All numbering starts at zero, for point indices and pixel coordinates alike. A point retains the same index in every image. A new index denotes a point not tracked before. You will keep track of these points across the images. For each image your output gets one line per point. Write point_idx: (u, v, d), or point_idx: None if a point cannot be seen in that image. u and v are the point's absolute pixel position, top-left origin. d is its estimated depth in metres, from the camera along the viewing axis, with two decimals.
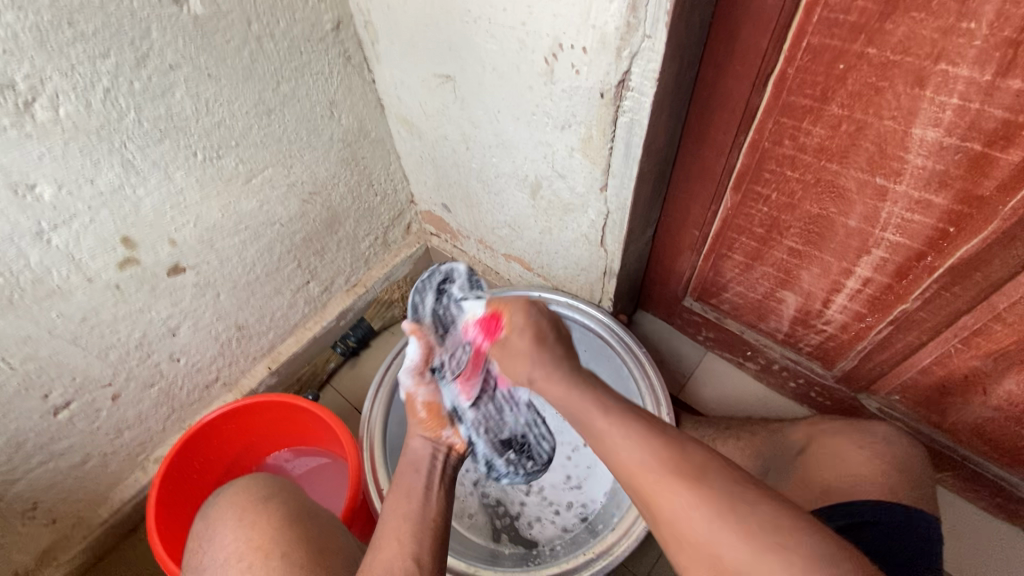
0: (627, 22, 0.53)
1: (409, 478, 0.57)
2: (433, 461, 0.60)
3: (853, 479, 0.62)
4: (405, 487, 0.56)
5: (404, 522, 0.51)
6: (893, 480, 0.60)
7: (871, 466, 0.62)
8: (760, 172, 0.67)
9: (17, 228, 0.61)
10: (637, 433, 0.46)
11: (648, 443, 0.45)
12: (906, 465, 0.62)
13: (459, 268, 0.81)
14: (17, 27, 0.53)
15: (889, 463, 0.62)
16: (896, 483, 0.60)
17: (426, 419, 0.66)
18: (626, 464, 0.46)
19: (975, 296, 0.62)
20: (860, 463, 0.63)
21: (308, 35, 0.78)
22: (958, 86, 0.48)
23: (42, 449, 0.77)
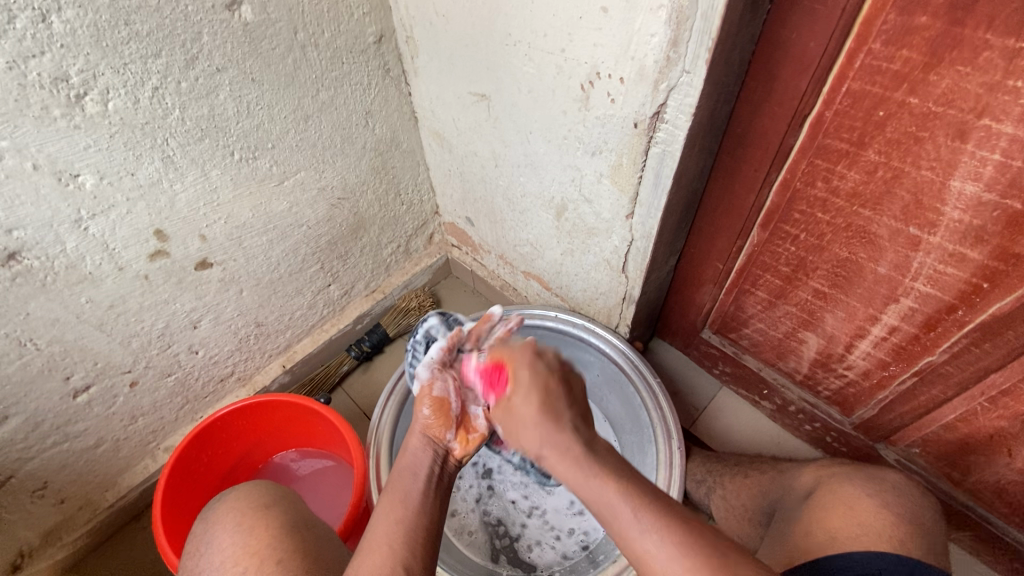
0: (667, 57, 0.53)
1: (403, 485, 0.50)
2: (433, 467, 0.54)
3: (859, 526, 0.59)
4: (400, 491, 0.50)
5: (395, 526, 0.46)
6: (907, 534, 0.58)
7: (882, 515, 0.59)
8: (789, 212, 0.67)
9: (58, 215, 0.63)
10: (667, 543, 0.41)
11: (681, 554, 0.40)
12: (920, 520, 0.60)
13: (433, 322, 0.77)
14: (75, 24, 0.55)
15: (901, 516, 0.60)
16: (909, 538, 0.57)
17: (431, 416, 0.59)
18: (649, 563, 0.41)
19: (1006, 355, 0.60)
20: (872, 511, 0.60)
21: (350, 46, 0.80)
22: (1001, 142, 0.47)
23: (58, 430, 0.78)
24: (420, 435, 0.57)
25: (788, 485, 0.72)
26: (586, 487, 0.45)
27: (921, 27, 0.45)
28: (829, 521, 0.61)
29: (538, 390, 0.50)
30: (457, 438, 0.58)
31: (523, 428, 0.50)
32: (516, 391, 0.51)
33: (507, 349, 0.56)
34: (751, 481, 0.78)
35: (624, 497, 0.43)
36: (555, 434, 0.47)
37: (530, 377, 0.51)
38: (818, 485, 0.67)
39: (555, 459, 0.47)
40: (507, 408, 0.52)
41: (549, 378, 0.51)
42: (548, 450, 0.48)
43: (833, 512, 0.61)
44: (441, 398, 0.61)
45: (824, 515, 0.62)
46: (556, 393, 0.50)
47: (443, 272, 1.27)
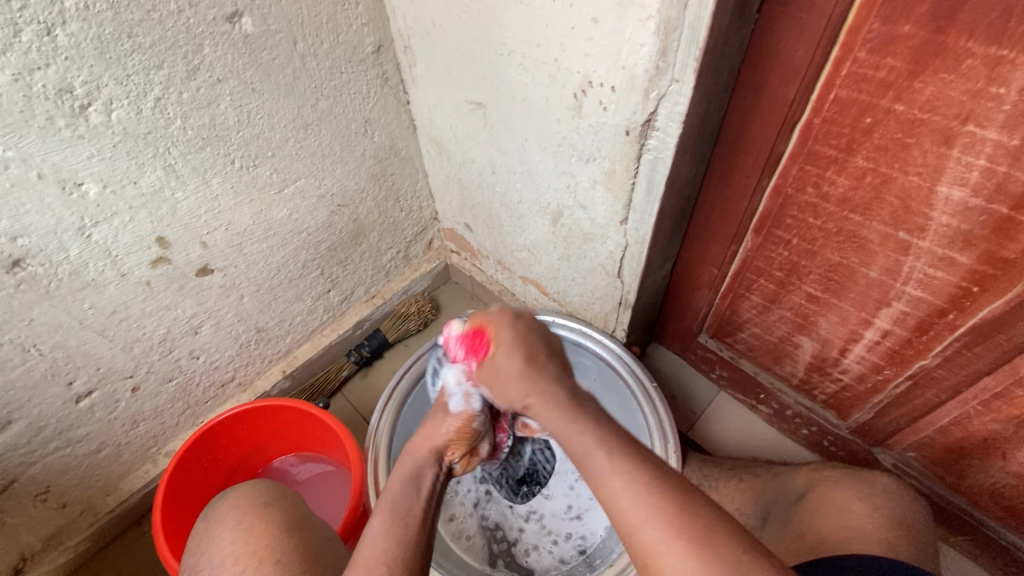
0: (656, 66, 0.54)
1: (404, 497, 0.50)
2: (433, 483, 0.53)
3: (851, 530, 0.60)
4: (399, 503, 0.49)
5: (388, 541, 0.46)
6: (895, 536, 0.58)
7: (872, 519, 0.60)
8: (782, 217, 0.67)
9: (61, 222, 0.65)
10: (634, 479, 0.41)
11: (648, 490, 0.41)
12: (908, 521, 0.60)
13: None
14: (80, 37, 0.56)
15: (890, 518, 0.60)
16: (896, 540, 0.58)
17: (455, 431, 0.55)
18: (617, 502, 0.41)
19: (997, 358, 0.60)
20: (863, 515, 0.61)
21: (349, 56, 0.81)
22: (986, 148, 0.48)
23: (61, 434, 0.79)
24: (434, 450, 0.54)
25: (782, 488, 0.73)
26: (565, 429, 0.47)
27: (904, 36, 0.46)
28: (820, 523, 0.63)
29: (519, 346, 0.54)
30: (463, 459, 0.57)
31: (506, 379, 0.53)
32: (499, 350, 0.55)
33: (485, 314, 0.59)
34: (745, 485, 0.78)
35: (602, 438, 0.45)
36: (539, 381, 0.51)
37: (512, 340, 0.55)
38: (811, 488, 0.68)
39: (539, 406, 0.50)
40: (492, 366, 0.55)
41: (530, 337, 0.55)
42: (535, 403, 0.50)
43: (823, 516, 0.63)
44: (476, 422, 0.57)
45: (816, 518, 0.64)
46: (537, 351, 0.54)
47: (442, 278, 1.28)
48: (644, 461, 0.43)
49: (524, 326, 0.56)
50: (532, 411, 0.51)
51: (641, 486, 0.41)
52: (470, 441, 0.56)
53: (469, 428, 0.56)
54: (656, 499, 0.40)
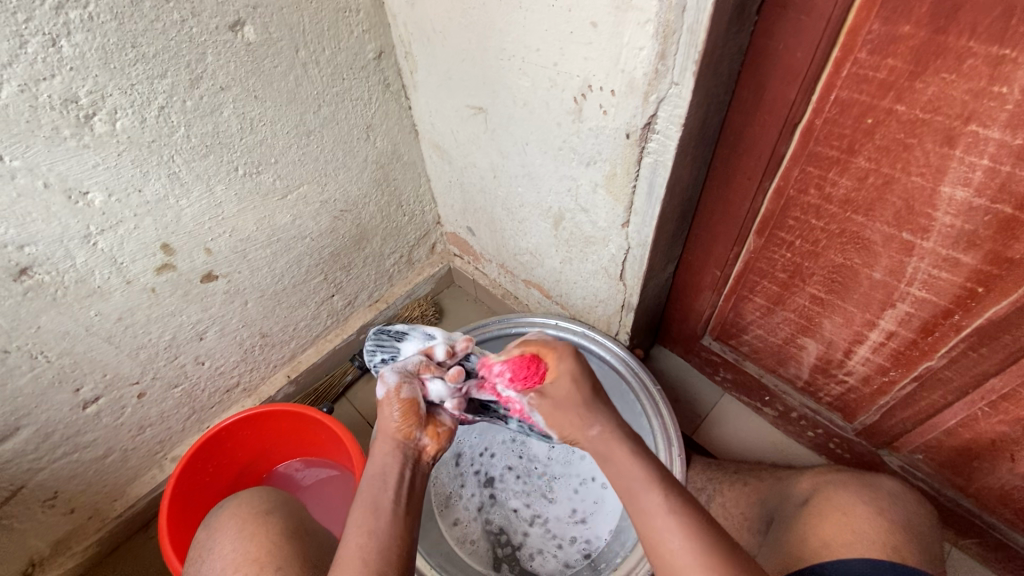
0: (655, 69, 0.54)
1: (374, 492, 0.51)
2: (403, 470, 0.54)
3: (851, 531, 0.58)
4: (371, 497, 0.51)
5: (365, 539, 0.47)
6: (900, 540, 0.57)
7: (875, 520, 0.59)
8: (784, 219, 0.67)
9: (68, 231, 0.65)
10: (689, 528, 0.47)
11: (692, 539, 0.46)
12: (914, 526, 0.59)
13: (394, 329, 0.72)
14: (84, 47, 0.57)
15: (895, 522, 0.59)
16: (902, 544, 0.56)
17: (399, 416, 0.58)
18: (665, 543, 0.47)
19: (1003, 359, 0.60)
20: (865, 517, 0.59)
21: (351, 63, 0.82)
22: (989, 147, 0.48)
23: (68, 440, 0.80)
24: (392, 440, 0.56)
25: (786, 495, 0.71)
26: (623, 464, 0.54)
27: (904, 36, 0.46)
28: (826, 529, 0.60)
29: (581, 383, 0.60)
30: (427, 433, 0.58)
31: (568, 411, 0.60)
32: (556, 380, 0.61)
33: (539, 343, 0.65)
34: (750, 489, 0.78)
35: (647, 477, 0.51)
36: (603, 416, 0.58)
37: (566, 372, 0.61)
38: (814, 493, 0.67)
39: (600, 441, 0.57)
40: (549, 398, 0.62)
41: (589, 374, 0.61)
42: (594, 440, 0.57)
43: (829, 520, 0.61)
44: (408, 398, 0.59)
45: (821, 523, 0.61)
46: (595, 389, 0.60)
47: (445, 282, 1.29)
48: (697, 512, 0.48)
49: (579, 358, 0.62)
50: (592, 439, 0.58)
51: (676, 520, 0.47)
52: (418, 414, 0.58)
53: (408, 405, 0.58)
54: (688, 528, 0.47)
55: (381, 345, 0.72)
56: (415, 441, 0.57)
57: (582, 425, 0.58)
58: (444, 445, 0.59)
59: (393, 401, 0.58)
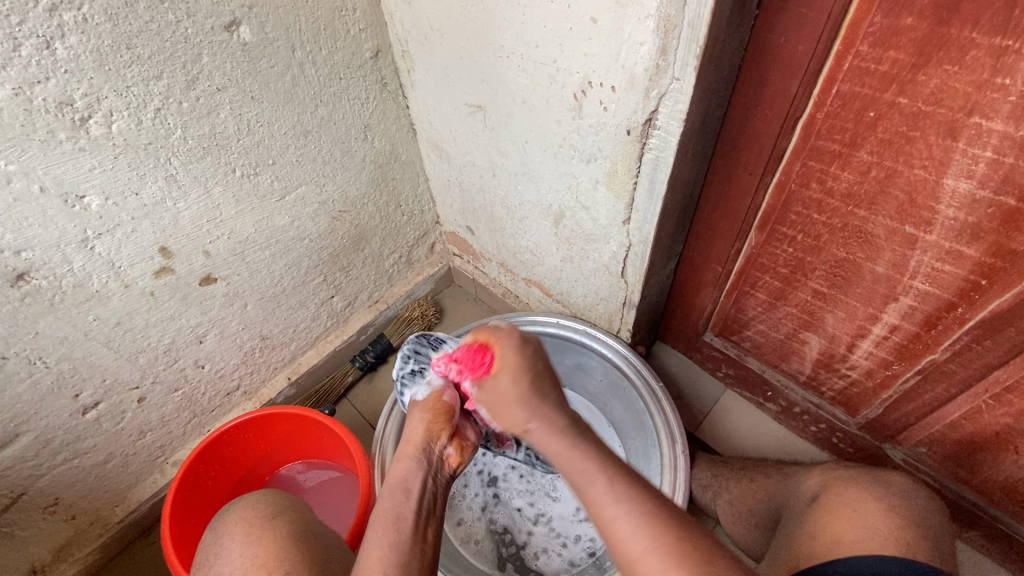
0: (656, 65, 0.54)
1: (395, 504, 0.51)
2: (425, 483, 0.54)
3: (865, 528, 0.57)
4: (390, 509, 0.50)
5: (388, 551, 0.47)
6: (912, 536, 0.56)
7: (887, 517, 0.58)
8: (786, 214, 0.67)
9: (64, 235, 0.65)
10: (641, 517, 0.42)
11: (647, 527, 0.42)
12: (924, 521, 0.58)
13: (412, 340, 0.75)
14: (79, 49, 0.56)
15: (906, 519, 0.58)
16: (914, 540, 0.56)
17: (433, 420, 0.60)
18: (618, 536, 0.42)
19: (1007, 352, 0.60)
20: (877, 514, 0.59)
21: (348, 62, 0.81)
22: (992, 139, 0.47)
23: (68, 446, 0.79)
24: (419, 444, 0.58)
25: (794, 491, 0.71)
26: (566, 456, 0.48)
27: (907, 29, 0.46)
28: (834, 526, 0.59)
29: (524, 374, 0.53)
30: (452, 444, 0.59)
31: (507, 403, 0.52)
32: (500, 371, 0.54)
33: (487, 328, 0.59)
34: (757, 486, 0.77)
35: (597, 462, 0.46)
36: (541, 407, 0.51)
37: (511, 364, 0.54)
38: (823, 489, 0.66)
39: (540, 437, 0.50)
40: (490, 390, 0.55)
41: (536, 365, 0.54)
42: (540, 427, 0.51)
43: (837, 517, 0.60)
44: (449, 403, 0.63)
45: (829, 521, 0.60)
46: (542, 380, 0.53)
47: (445, 281, 1.28)
48: (649, 499, 0.44)
49: (530, 347, 0.55)
50: (532, 436, 0.51)
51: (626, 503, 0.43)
52: (451, 421, 0.61)
53: (443, 411, 0.61)
54: (640, 510, 0.43)
55: (417, 358, 0.72)
56: (442, 450, 0.59)
57: (519, 420, 0.51)
58: (465, 461, 0.60)
59: (430, 404, 0.62)
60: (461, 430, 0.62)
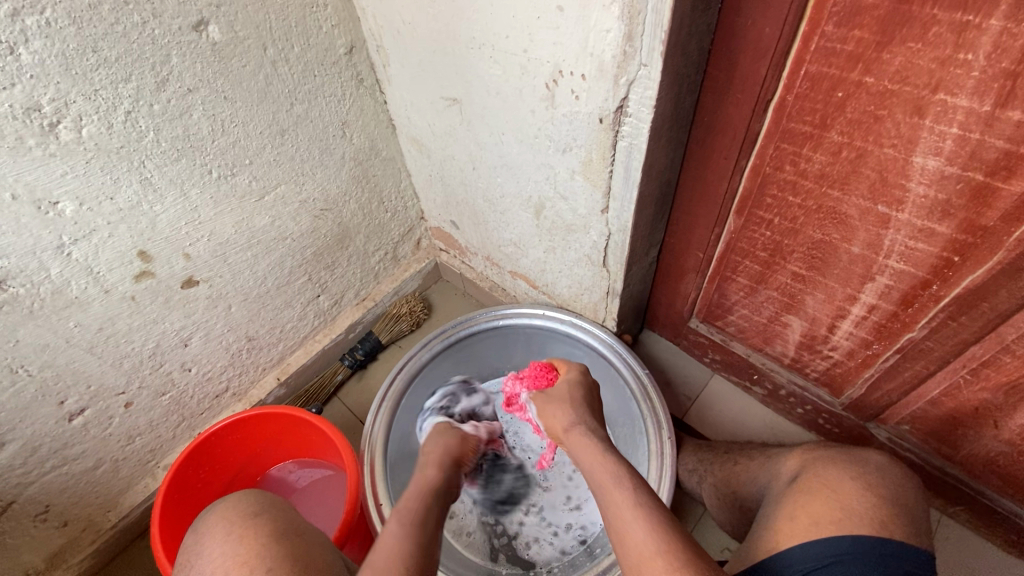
0: (623, 51, 0.54)
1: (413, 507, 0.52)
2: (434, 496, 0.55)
3: (843, 509, 0.57)
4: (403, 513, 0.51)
5: (395, 547, 0.47)
6: (888, 515, 0.57)
7: (864, 497, 0.58)
8: (762, 197, 0.67)
9: (40, 242, 0.64)
10: (655, 524, 0.46)
11: (660, 532, 0.45)
12: (902, 500, 0.59)
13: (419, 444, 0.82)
14: (44, 54, 0.56)
15: (884, 497, 0.59)
16: (890, 519, 0.56)
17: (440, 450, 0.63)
18: (630, 536, 0.46)
19: (982, 327, 0.60)
20: (854, 493, 0.59)
21: (322, 59, 0.81)
22: (958, 116, 0.47)
23: (56, 453, 0.80)
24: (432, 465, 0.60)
25: (775, 473, 0.71)
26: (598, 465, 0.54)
27: (870, 7, 0.46)
28: (810, 505, 0.59)
29: (579, 387, 0.67)
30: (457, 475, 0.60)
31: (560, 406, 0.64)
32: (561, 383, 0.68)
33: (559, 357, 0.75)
34: (739, 468, 0.77)
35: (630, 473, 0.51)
36: (588, 420, 0.61)
37: (571, 381, 0.68)
38: (803, 469, 0.66)
39: (579, 440, 0.58)
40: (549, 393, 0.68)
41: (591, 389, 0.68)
42: (576, 432, 0.59)
43: (815, 496, 0.60)
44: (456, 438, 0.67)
45: (806, 500, 0.60)
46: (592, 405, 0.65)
47: (433, 277, 1.28)
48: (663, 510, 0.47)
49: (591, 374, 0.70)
50: (571, 437, 0.59)
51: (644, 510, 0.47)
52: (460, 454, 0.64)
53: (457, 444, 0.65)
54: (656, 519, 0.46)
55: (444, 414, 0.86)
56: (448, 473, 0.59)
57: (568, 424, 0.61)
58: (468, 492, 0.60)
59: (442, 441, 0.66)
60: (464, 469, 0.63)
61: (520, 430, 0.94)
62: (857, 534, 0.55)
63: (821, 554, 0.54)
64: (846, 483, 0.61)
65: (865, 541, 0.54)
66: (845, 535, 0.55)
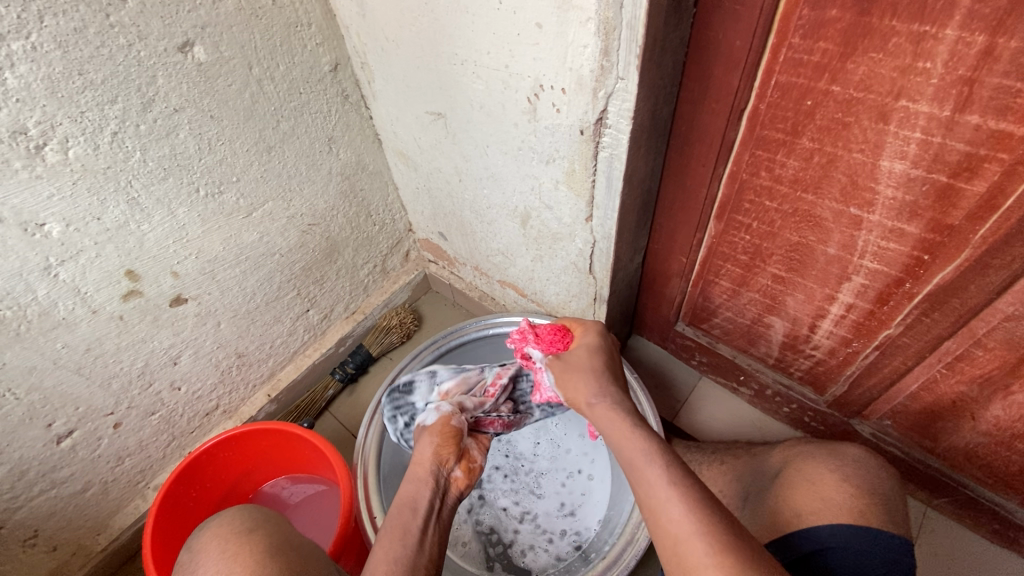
0: (601, 66, 0.56)
1: (404, 519, 0.53)
2: (432, 502, 0.56)
3: (823, 501, 0.59)
4: (400, 526, 0.53)
5: (394, 566, 0.49)
6: (867, 505, 0.58)
7: (842, 487, 0.60)
8: (740, 203, 0.69)
9: (27, 263, 0.64)
10: (690, 498, 0.45)
11: (695, 508, 0.45)
12: (879, 490, 0.60)
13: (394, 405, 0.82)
14: (30, 78, 0.56)
15: (862, 487, 0.60)
16: (868, 508, 0.58)
17: (438, 444, 0.64)
18: (665, 508, 0.46)
19: (955, 323, 0.62)
20: (833, 485, 0.60)
21: (307, 77, 0.82)
22: (920, 120, 0.50)
23: (44, 477, 0.79)
24: (428, 463, 0.61)
25: (760, 469, 0.72)
26: (629, 444, 0.52)
27: (833, 20, 0.48)
28: (794, 500, 0.61)
29: (598, 355, 0.64)
30: (460, 466, 0.62)
31: (581, 380, 0.61)
32: (577, 352, 0.65)
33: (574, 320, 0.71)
34: (726, 467, 0.79)
35: (660, 453, 0.50)
36: (613, 392, 0.59)
37: (589, 350, 0.64)
38: (786, 465, 0.68)
39: (608, 412, 0.57)
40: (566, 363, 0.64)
41: (612, 354, 0.65)
42: (604, 408, 0.57)
43: (798, 491, 0.62)
44: (455, 429, 0.67)
45: (790, 495, 0.62)
46: (614, 372, 0.62)
47: (422, 288, 1.29)
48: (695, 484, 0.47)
49: (611, 341, 0.67)
50: (597, 409, 0.58)
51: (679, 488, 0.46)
52: (457, 445, 0.64)
53: (451, 436, 0.66)
54: (690, 497, 0.46)
55: (401, 410, 0.81)
56: (449, 471, 0.61)
57: (592, 396, 0.59)
58: (474, 482, 0.63)
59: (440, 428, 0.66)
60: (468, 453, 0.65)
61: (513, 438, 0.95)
62: (833, 526, 0.56)
63: (812, 539, 0.56)
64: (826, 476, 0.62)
65: (841, 531, 0.55)
66: (822, 527, 0.56)
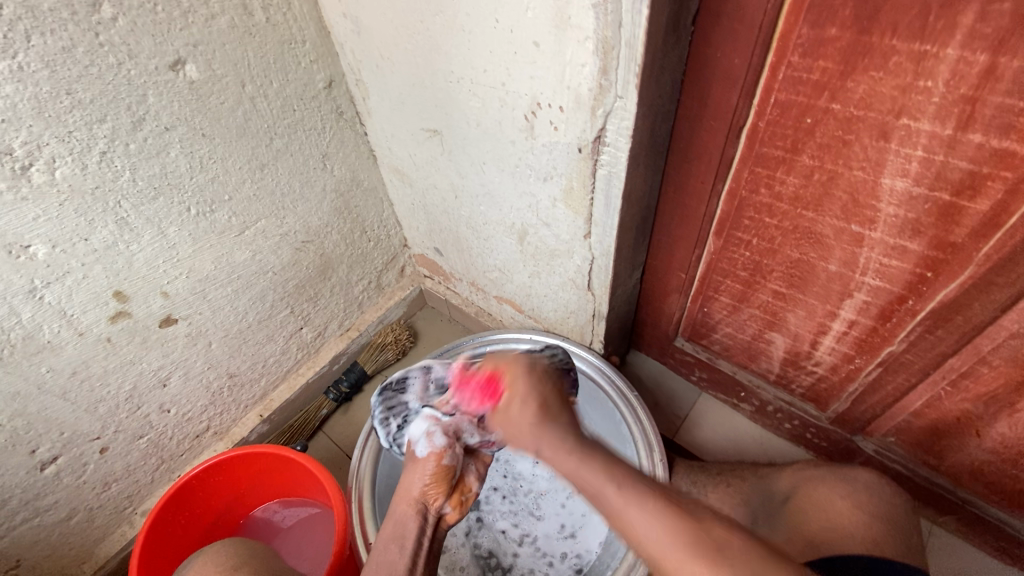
0: (599, 84, 0.55)
1: (390, 558, 0.53)
2: (420, 538, 0.55)
3: (839, 531, 0.60)
4: (386, 564, 0.52)
5: None
6: (879, 535, 0.59)
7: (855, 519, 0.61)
8: (740, 219, 0.69)
9: (10, 286, 0.62)
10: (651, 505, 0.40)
11: (661, 511, 0.39)
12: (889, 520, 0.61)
13: (388, 402, 0.73)
14: (16, 98, 0.55)
15: (873, 517, 0.61)
16: (882, 539, 0.58)
17: (429, 482, 0.59)
18: (635, 528, 0.40)
19: (958, 340, 0.61)
20: (848, 515, 0.62)
21: (301, 93, 0.81)
22: (922, 139, 0.49)
23: (28, 505, 0.76)
24: (415, 501, 0.58)
25: (768, 495, 0.71)
26: (578, 468, 0.44)
27: (832, 39, 0.48)
28: (806, 529, 0.63)
29: (533, 395, 0.54)
30: (450, 502, 0.59)
31: (522, 427, 0.51)
32: (512, 400, 0.54)
33: (502, 359, 0.62)
34: (732, 489, 0.75)
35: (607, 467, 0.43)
36: (553, 428, 0.49)
37: (526, 392, 0.54)
38: (794, 491, 0.69)
39: (552, 446, 0.47)
40: (504, 415, 0.54)
41: (547, 391, 0.55)
42: (548, 452, 0.47)
43: (809, 520, 0.64)
44: (447, 466, 0.61)
45: (802, 523, 0.64)
46: (551, 403, 0.53)
47: (418, 304, 1.27)
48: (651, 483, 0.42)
49: (535, 375, 0.57)
50: (543, 458, 0.48)
51: (641, 500, 0.40)
52: (448, 483, 0.60)
53: (442, 473, 0.60)
54: (654, 505, 0.40)
55: (393, 411, 0.72)
56: (438, 509, 0.59)
57: (533, 445, 0.49)
58: (464, 515, 0.60)
59: (431, 467, 0.60)
60: (458, 485, 0.62)
61: (512, 458, 0.93)
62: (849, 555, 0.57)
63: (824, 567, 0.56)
64: (838, 506, 0.63)
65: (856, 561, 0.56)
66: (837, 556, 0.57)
